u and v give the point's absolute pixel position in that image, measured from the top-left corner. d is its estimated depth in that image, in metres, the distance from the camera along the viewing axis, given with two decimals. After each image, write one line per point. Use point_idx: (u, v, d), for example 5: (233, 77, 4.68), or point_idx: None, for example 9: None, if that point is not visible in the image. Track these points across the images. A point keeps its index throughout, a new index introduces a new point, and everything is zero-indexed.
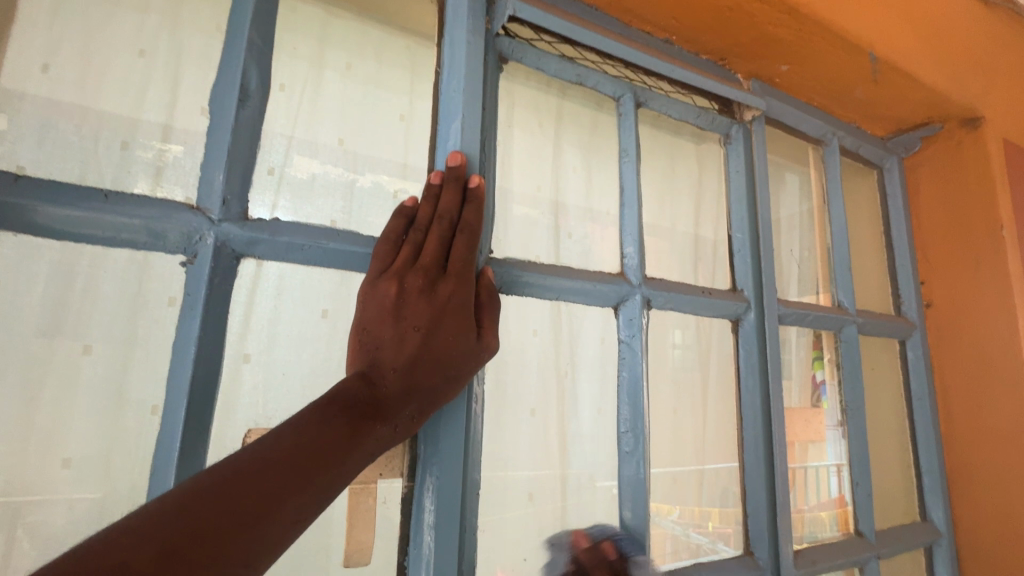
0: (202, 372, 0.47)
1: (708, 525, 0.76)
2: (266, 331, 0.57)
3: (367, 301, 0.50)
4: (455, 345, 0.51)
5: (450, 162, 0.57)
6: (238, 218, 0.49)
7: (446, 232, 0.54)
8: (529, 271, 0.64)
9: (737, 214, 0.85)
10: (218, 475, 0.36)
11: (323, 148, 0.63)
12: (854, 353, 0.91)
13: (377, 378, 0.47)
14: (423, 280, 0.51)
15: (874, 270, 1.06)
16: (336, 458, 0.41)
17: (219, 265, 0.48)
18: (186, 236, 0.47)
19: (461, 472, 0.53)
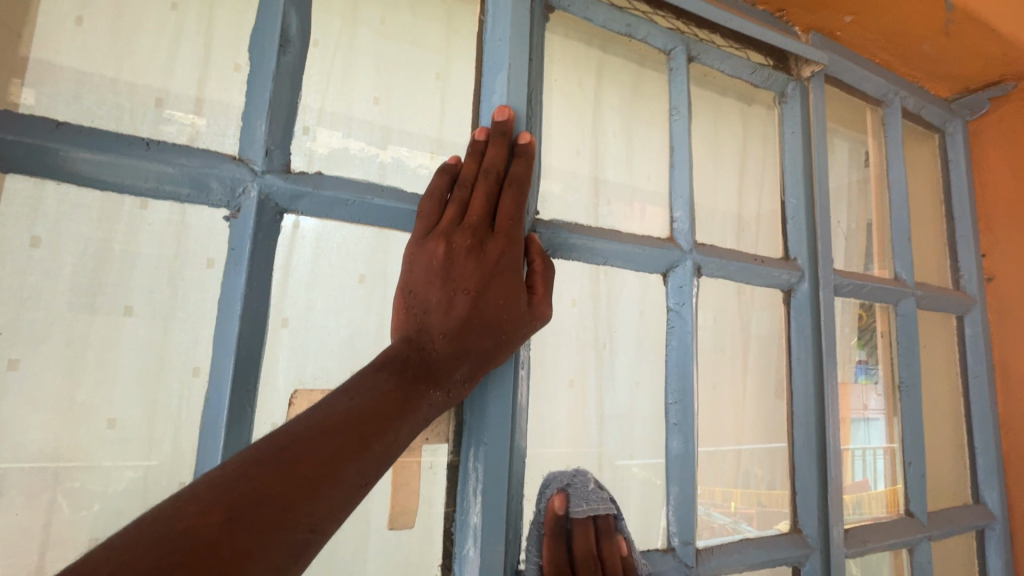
0: (247, 331, 0.45)
1: (731, 506, 0.73)
2: (304, 295, 0.56)
3: (413, 263, 0.48)
4: (506, 308, 0.49)
5: (497, 117, 0.54)
6: (281, 171, 0.47)
7: (493, 190, 0.51)
8: (577, 233, 0.61)
9: (792, 179, 0.80)
10: (274, 442, 0.35)
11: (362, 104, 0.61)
12: (911, 328, 0.86)
13: (427, 342, 0.45)
14: (472, 240, 0.48)
15: (931, 243, 1.00)
16: (391, 421, 0.40)
17: (262, 219, 0.46)
18: (229, 188, 0.46)
19: (510, 439, 0.52)
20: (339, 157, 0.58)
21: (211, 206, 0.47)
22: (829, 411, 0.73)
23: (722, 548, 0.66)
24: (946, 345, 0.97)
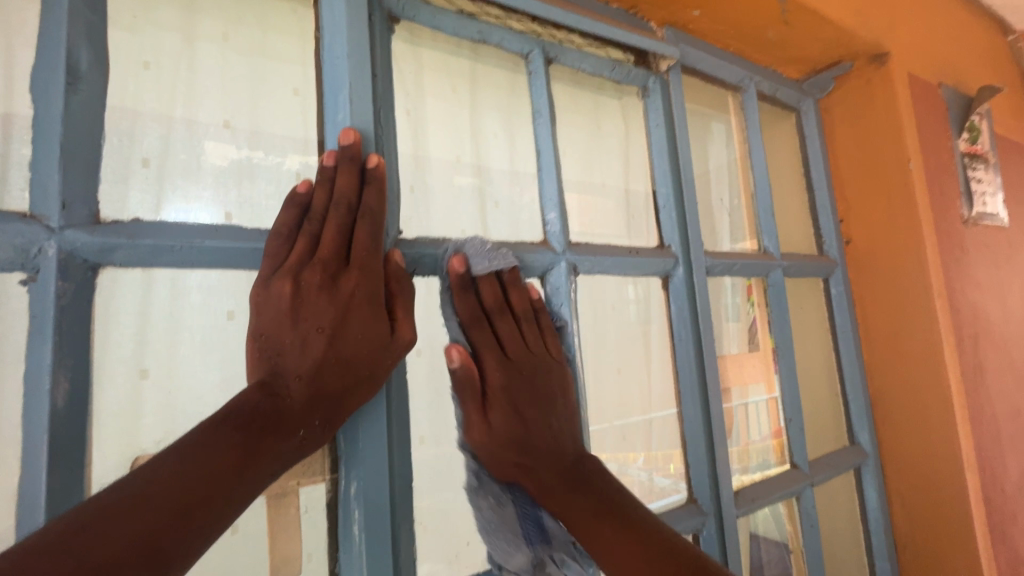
0: (67, 403, 0.41)
1: (670, 467, 0.79)
2: (166, 342, 0.51)
3: (261, 304, 0.45)
4: (365, 342, 0.47)
5: (343, 142, 0.52)
6: (85, 224, 0.43)
7: (345, 220, 0.49)
8: (442, 249, 0.61)
9: (660, 169, 0.83)
10: (78, 521, 0.31)
11: (197, 115, 0.54)
12: (781, 295, 0.94)
13: (279, 388, 0.43)
14: (323, 276, 0.47)
15: (796, 213, 1.10)
16: (232, 472, 0.38)
17: (68, 280, 0.42)
18: (21, 251, 0.40)
19: (388, 469, 0.51)
20: (176, 170, 0.52)
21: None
22: (710, 385, 0.78)
23: None
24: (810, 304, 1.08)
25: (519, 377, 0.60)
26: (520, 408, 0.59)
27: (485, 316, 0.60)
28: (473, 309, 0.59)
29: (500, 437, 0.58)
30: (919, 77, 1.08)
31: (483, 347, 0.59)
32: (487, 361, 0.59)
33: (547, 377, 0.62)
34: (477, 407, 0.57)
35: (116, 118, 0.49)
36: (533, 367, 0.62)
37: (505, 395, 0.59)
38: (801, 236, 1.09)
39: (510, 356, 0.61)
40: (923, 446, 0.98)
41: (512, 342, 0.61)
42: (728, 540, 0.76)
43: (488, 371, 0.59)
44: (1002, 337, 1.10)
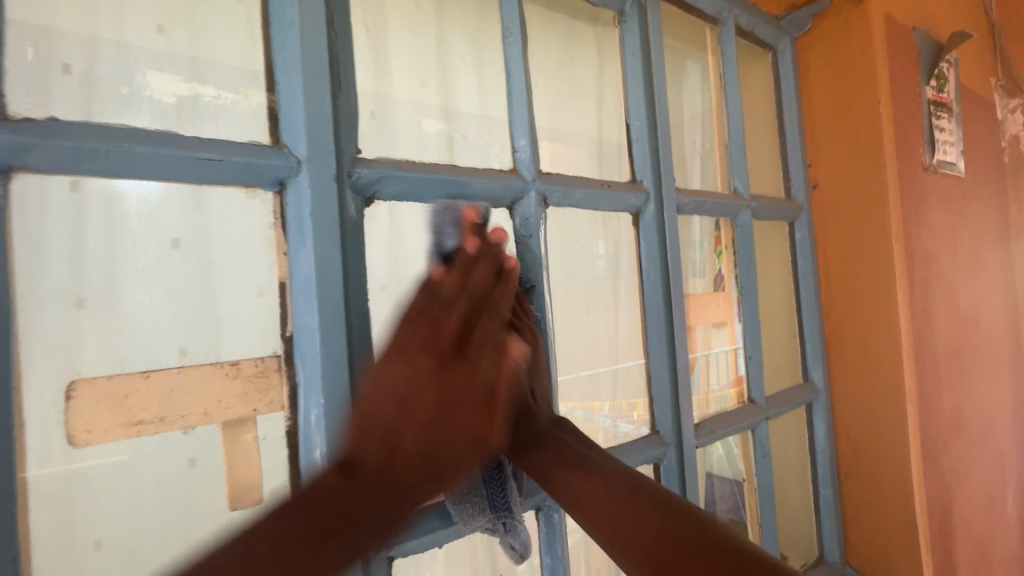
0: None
1: (634, 414, 0.82)
2: (105, 270, 0.44)
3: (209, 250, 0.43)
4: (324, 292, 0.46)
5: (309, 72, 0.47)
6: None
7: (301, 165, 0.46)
8: (406, 170, 0.55)
9: (635, 101, 0.80)
10: None
11: (123, 9, 0.47)
12: (748, 237, 0.95)
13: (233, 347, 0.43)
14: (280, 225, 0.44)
15: (767, 158, 1.10)
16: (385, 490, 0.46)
17: None
18: None
19: (350, 398, 0.49)
20: (102, 73, 0.46)
21: None
22: (676, 322, 0.79)
23: None
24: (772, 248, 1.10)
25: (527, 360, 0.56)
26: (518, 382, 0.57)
27: (453, 303, 0.51)
28: (461, 300, 0.51)
29: (417, 439, 0.47)
30: (895, 18, 1.07)
31: (445, 359, 0.49)
32: (425, 370, 0.48)
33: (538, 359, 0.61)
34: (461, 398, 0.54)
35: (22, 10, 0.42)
36: (434, 381, 0.49)
37: (420, 393, 0.48)
38: (770, 181, 1.09)
39: (466, 351, 0.51)
40: (870, 381, 1.04)
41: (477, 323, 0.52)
42: (686, 469, 0.79)
43: (476, 342, 0.51)
44: (949, 282, 1.16)
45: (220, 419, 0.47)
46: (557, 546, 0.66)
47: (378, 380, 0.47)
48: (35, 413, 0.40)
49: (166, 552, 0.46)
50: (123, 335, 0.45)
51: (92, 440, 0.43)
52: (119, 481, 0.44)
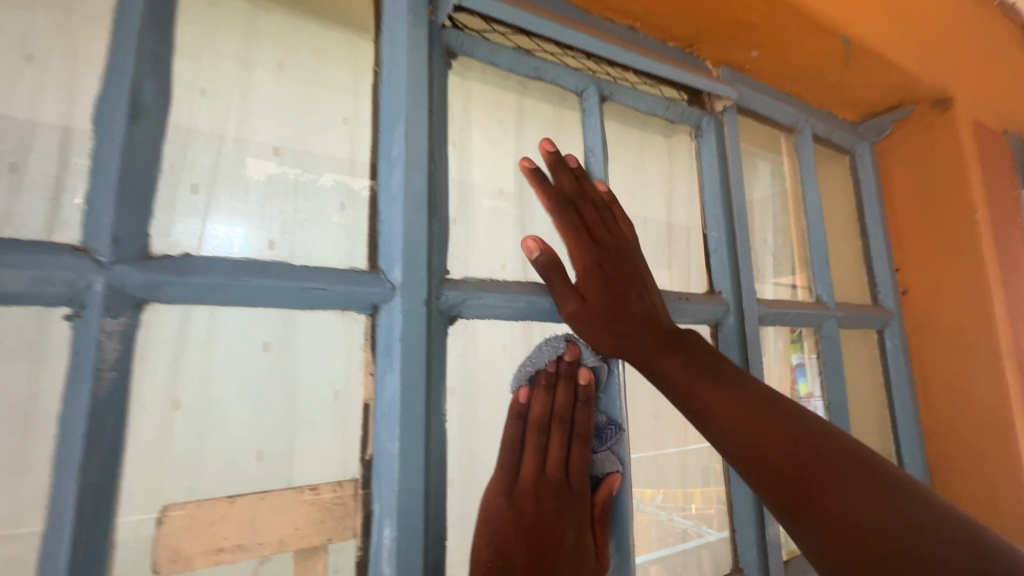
0: (98, 458, 0.37)
1: (692, 508, 0.76)
2: (195, 385, 0.45)
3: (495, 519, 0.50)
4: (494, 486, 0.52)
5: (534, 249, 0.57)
6: (135, 258, 0.40)
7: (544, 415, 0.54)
8: (490, 291, 0.56)
9: (712, 211, 0.79)
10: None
11: (248, 144, 0.52)
12: (835, 348, 0.88)
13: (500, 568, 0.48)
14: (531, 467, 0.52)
15: (849, 260, 1.05)
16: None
17: (114, 317, 0.39)
18: (69, 286, 0.37)
19: (423, 531, 0.47)
20: (222, 200, 0.49)
21: (47, 305, 0.38)
22: None
23: None
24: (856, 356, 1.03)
25: (595, 282, 0.58)
26: (609, 277, 0.58)
27: (559, 430, 0.54)
28: (561, 429, 0.54)
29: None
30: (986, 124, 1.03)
31: (556, 498, 0.52)
32: (544, 510, 0.51)
33: (630, 255, 0.61)
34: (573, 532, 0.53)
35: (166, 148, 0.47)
36: (538, 530, 0.51)
37: (542, 541, 0.50)
38: (853, 284, 1.04)
39: (571, 483, 0.54)
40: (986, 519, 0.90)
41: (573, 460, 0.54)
42: None
43: (581, 479, 0.54)
44: None
45: (298, 545, 0.46)
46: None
47: (492, 527, 0.50)
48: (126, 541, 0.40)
49: None
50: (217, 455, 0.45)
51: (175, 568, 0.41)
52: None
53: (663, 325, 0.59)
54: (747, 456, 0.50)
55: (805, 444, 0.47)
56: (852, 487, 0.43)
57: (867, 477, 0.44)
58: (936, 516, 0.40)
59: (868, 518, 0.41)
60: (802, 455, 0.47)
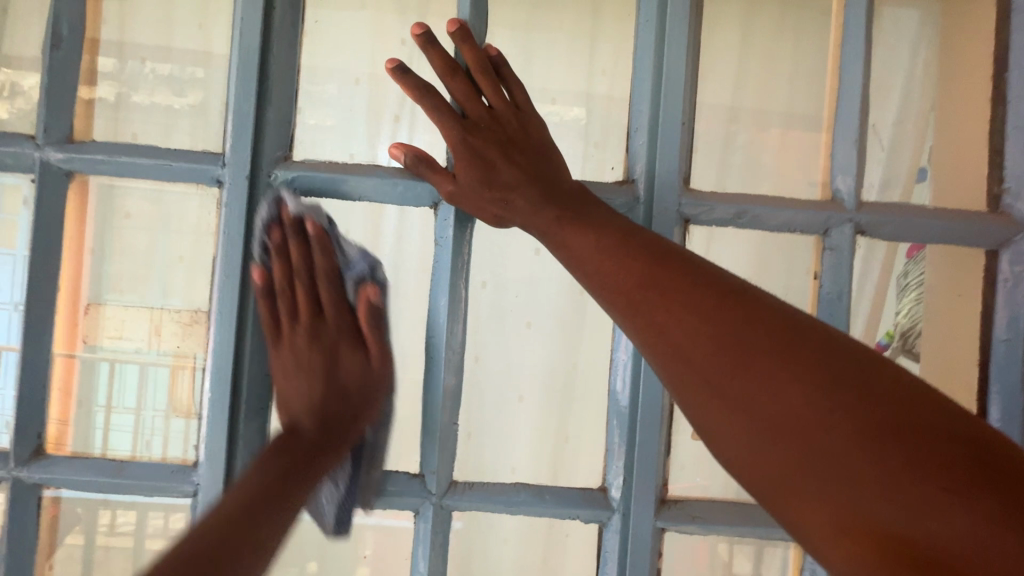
0: (45, 266, 0.62)
1: None
2: (114, 233, 0.69)
3: (281, 357, 0.61)
4: (286, 363, 0.61)
5: (400, 153, 0.58)
6: (60, 142, 0.62)
7: (308, 286, 0.60)
8: (317, 172, 0.63)
9: (641, 84, 0.65)
10: (783, 445, 0.40)
11: (163, 66, 0.70)
12: (842, 264, 0.63)
13: (297, 434, 0.60)
14: (306, 332, 0.61)
15: (950, 150, 0.71)
16: (308, 454, 0.59)
17: (47, 179, 0.62)
18: (20, 157, 0.62)
19: (232, 353, 0.62)
20: (137, 108, 0.70)
21: (24, 171, 0.64)
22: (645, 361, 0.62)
23: (483, 486, 0.65)
24: (957, 288, 0.70)
25: (463, 156, 0.57)
26: (478, 148, 0.57)
27: (300, 283, 0.60)
28: (302, 283, 0.60)
29: (311, 408, 0.61)
30: None
31: (309, 333, 0.61)
32: (301, 350, 0.61)
33: (505, 121, 0.58)
34: (352, 343, 0.63)
35: (108, 73, 0.70)
36: (301, 363, 0.61)
37: (313, 379, 0.62)
38: (950, 185, 0.71)
39: (324, 317, 0.62)
40: None
41: (327, 302, 0.61)
42: (631, 550, 0.63)
43: (329, 312, 0.61)
44: None
45: (165, 348, 0.68)
46: (418, 563, 0.65)
47: (280, 376, 0.61)
48: (75, 319, 0.67)
49: (129, 432, 0.68)
50: (135, 281, 0.69)
51: (95, 341, 0.68)
52: (112, 376, 0.68)
53: (540, 175, 0.57)
54: (623, 295, 0.49)
55: (656, 261, 0.49)
56: (730, 328, 0.43)
57: (749, 310, 0.44)
58: (829, 349, 0.41)
59: (740, 354, 0.42)
60: (664, 280, 0.47)
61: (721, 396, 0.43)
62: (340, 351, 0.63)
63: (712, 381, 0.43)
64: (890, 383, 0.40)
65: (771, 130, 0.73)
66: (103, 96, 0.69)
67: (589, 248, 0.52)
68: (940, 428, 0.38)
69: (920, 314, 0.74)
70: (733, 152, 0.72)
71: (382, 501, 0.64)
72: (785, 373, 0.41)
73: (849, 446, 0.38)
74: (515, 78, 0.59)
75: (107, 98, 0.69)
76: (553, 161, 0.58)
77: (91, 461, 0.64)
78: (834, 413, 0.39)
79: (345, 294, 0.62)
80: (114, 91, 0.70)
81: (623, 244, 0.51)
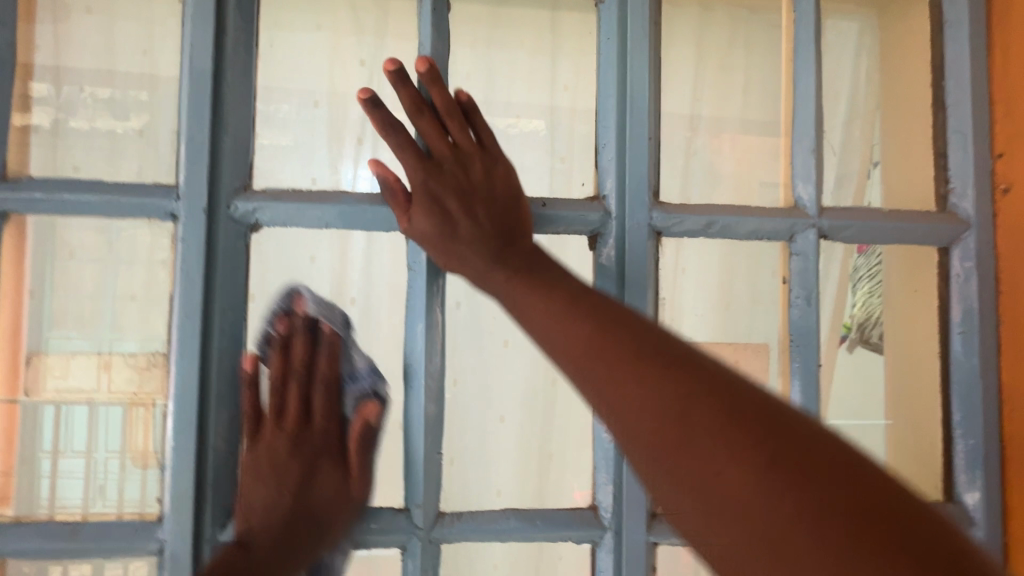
0: None
1: None
2: (56, 275, 0.64)
3: (250, 465, 0.59)
4: (253, 491, 0.59)
5: (378, 169, 0.58)
6: None
7: (304, 387, 0.61)
8: (281, 201, 0.60)
9: (606, 100, 0.66)
10: (742, 545, 0.35)
11: (104, 94, 0.66)
12: (809, 268, 0.65)
13: (247, 545, 0.58)
14: (287, 438, 0.60)
15: (898, 153, 0.75)
16: (273, 559, 0.60)
17: None
18: None
19: (196, 396, 0.58)
20: (77, 139, 0.66)
21: None
22: None
23: (472, 515, 0.63)
24: (910, 282, 0.73)
25: (424, 195, 0.57)
26: (437, 192, 0.56)
27: (295, 383, 0.60)
28: (297, 382, 0.60)
29: (275, 516, 0.60)
30: None
31: (291, 442, 0.61)
32: (280, 444, 0.60)
33: (470, 164, 0.57)
34: (338, 468, 0.63)
35: (43, 103, 0.65)
36: (281, 455, 0.60)
37: (281, 479, 0.60)
38: (899, 187, 0.75)
39: (312, 424, 0.62)
40: None
41: (318, 411, 0.61)
42: (624, 567, 0.62)
43: (320, 419, 0.62)
44: None
45: (118, 394, 0.63)
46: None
47: (244, 498, 0.59)
48: (17, 372, 0.62)
49: (82, 488, 0.63)
50: (79, 323, 0.64)
51: (39, 394, 0.62)
52: (57, 431, 0.63)
53: (500, 228, 0.56)
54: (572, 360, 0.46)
55: (611, 329, 0.46)
56: (680, 393, 0.40)
57: (704, 385, 0.40)
58: (795, 429, 0.37)
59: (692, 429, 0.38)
60: (615, 351, 0.44)
61: (674, 483, 0.38)
62: (321, 466, 0.63)
63: (663, 464, 0.38)
64: (868, 479, 0.35)
65: (733, 140, 0.75)
66: (40, 130, 0.65)
67: (542, 314, 0.50)
68: (921, 535, 0.32)
69: (873, 306, 0.76)
70: (697, 162, 0.74)
71: (367, 539, 0.61)
72: (732, 452, 0.36)
73: (818, 552, 0.32)
74: (485, 122, 0.58)
75: (45, 131, 0.65)
76: (515, 217, 0.57)
77: (41, 525, 0.59)
78: (800, 513, 0.33)
79: (340, 406, 0.63)
80: (50, 121, 0.65)
81: (574, 310, 0.49)
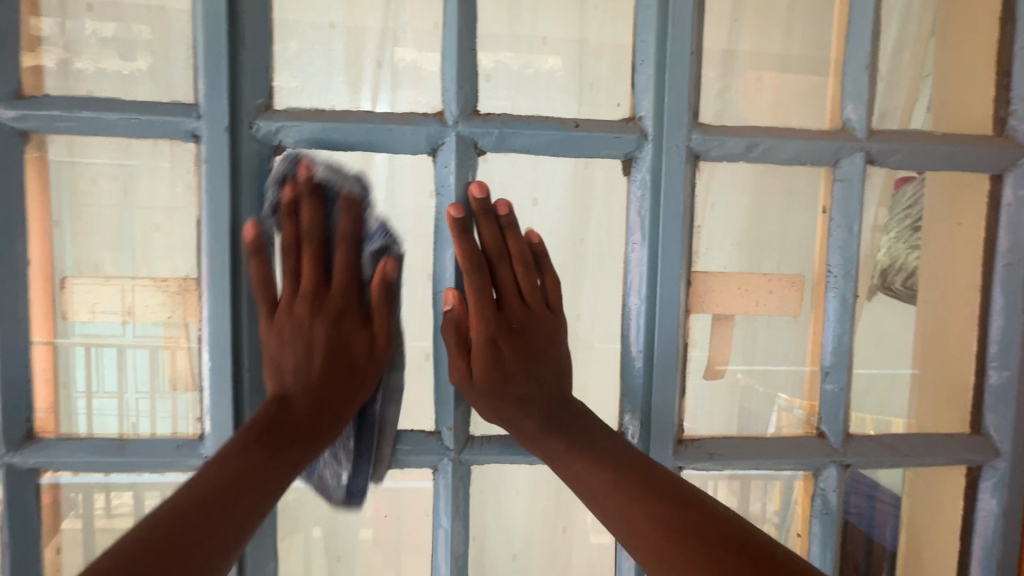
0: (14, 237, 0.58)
1: (865, 429, 0.74)
2: (80, 201, 0.63)
3: (269, 337, 0.57)
4: (277, 347, 0.57)
5: (480, 193, 0.57)
6: (8, 98, 0.57)
7: (318, 250, 0.58)
8: (305, 120, 0.58)
9: (646, 11, 0.61)
10: None
11: (113, 9, 0.63)
12: (853, 195, 0.63)
13: (283, 411, 0.55)
14: (310, 304, 0.58)
15: (955, 75, 0.70)
16: (304, 424, 0.56)
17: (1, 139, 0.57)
18: None
19: (231, 322, 0.58)
20: (88, 58, 0.63)
21: None
22: (660, 303, 0.61)
23: (503, 438, 0.64)
24: (955, 216, 0.70)
25: (494, 242, 0.59)
26: (501, 358, 0.59)
27: (308, 247, 0.58)
28: (308, 246, 0.58)
29: (311, 375, 0.57)
30: None
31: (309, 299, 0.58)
32: (302, 320, 0.57)
33: (534, 323, 0.61)
34: (362, 342, 0.60)
35: (51, 18, 0.62)
36: (301, 328, 0.57)
37: (301, 339, 0.58)
38: (954, 111, 0.70)
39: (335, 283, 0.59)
40: None
41: (341, 269, 0.59)
42: None
43: (338, 283, 0.59)
44: None
45: (152, 321, 0.63)
46: (441, 518, 0.65)
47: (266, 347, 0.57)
48: (51, 297, 0.62)
49: (123, 411, 0.65)
50: (108, 251, 0.64)
51: (74, 319, 0.63)
52: (96, 354, 0.64)
53: (534, 359, 0.60)
54: (599, 504, 0.54)
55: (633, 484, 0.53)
56: (680, 524, 0.49)
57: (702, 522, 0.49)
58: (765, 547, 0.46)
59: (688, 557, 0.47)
60: (635, 499, 0.52)
61: None
62: (352, 344, 0.59)
63: None
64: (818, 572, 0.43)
65: (778, 58, 0.70)
66: (52, 47, 0.62)
67: (579, 466, 0.56)
68: None
69: (897, 252, 0.73)
70: (739, 83, 0.69)
71: (399, 460, 0.64)
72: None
73: None
74: (549, 269, 0.62)
75: (57, 47, 0.62)
76: (554, 343, 0.62)
77: (90, 441, 0.61)
78: None
79: (359, 265, 0.60)
80: (58, 38, 0.62)
81: (608, 462, 0.55)
